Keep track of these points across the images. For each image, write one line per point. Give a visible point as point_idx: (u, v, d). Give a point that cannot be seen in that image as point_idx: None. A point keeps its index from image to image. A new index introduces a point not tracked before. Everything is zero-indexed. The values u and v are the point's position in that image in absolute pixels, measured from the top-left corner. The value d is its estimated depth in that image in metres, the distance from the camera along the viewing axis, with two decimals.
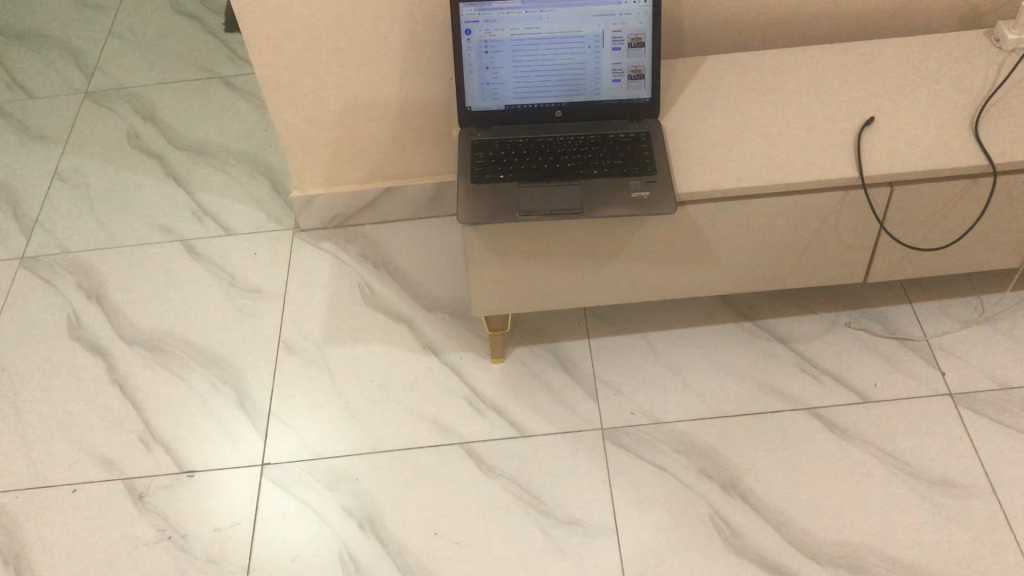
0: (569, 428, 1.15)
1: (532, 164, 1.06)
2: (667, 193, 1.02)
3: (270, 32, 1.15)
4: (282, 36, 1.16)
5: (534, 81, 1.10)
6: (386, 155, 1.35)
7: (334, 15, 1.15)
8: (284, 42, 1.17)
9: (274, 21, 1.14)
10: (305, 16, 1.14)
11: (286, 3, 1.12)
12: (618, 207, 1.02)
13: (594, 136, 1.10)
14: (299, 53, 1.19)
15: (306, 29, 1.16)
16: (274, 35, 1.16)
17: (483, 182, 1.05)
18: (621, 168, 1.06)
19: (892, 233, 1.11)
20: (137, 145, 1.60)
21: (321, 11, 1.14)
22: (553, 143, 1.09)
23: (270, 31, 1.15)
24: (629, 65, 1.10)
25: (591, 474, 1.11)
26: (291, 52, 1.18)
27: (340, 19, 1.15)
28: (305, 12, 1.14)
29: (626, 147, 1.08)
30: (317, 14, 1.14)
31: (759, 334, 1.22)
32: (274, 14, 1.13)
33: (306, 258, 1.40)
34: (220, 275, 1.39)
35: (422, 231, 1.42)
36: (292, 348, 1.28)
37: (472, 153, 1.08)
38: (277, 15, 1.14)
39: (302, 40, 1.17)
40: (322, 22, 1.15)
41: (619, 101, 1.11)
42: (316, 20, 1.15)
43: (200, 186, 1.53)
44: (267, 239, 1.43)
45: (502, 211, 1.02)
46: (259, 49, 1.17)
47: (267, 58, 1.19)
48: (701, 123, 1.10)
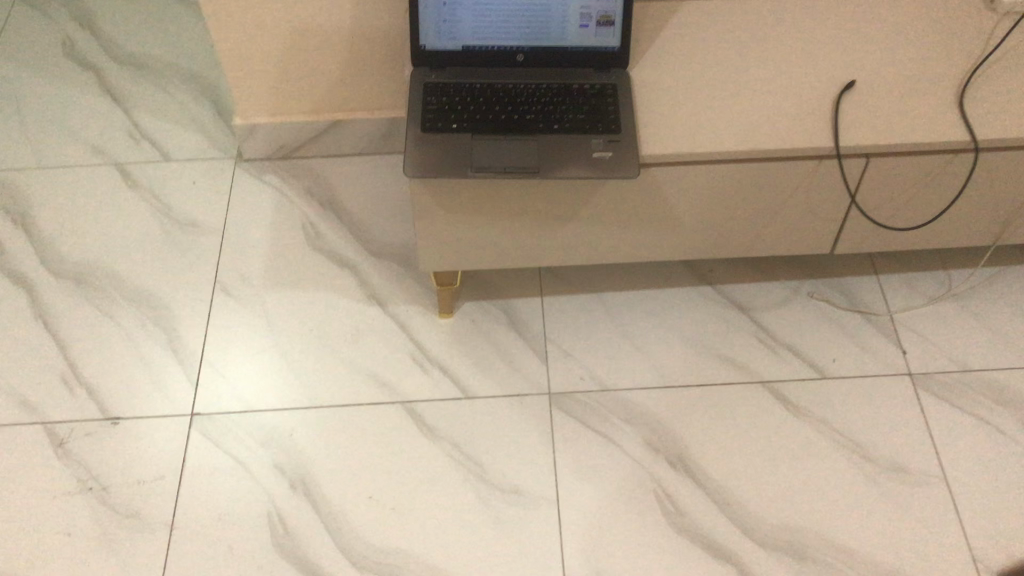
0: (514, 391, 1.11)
1: (487, 115, 0.99)
2: (631, 155, 0.96)
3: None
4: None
5: (496, 21, 1.01)
6: (337, 85, 1.26)
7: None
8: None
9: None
10: None
11: None
12: (577, 168, 0.95)
13: (556, 86, 1.02)
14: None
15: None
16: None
17: (434, 131, 0.97)
18: (584, 125, 0.98)
19: (863, 207, 1.06)
20: (71, 53, 1.49)
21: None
22: (512, 91, 1.01)
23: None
24: (599, 10, 1.01)
25: (535, 441, 1.07)
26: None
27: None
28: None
29: (591, 101, 1.00)
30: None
31: (718, 300, 1.18)
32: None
33: (248, 191, 1.32)
34: (154, 205, 1.31)
35: (375, 168, 1.34)
36: (229, 290, 1.22)
37: (423, 98, 1.00)
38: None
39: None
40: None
41: (586, 48, 1.03)
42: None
43: (137, 104, 1.42)
44: (207, 168, 1.35)
45: (453, 167, 0.95)
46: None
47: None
48: (672, 77, 1.03)
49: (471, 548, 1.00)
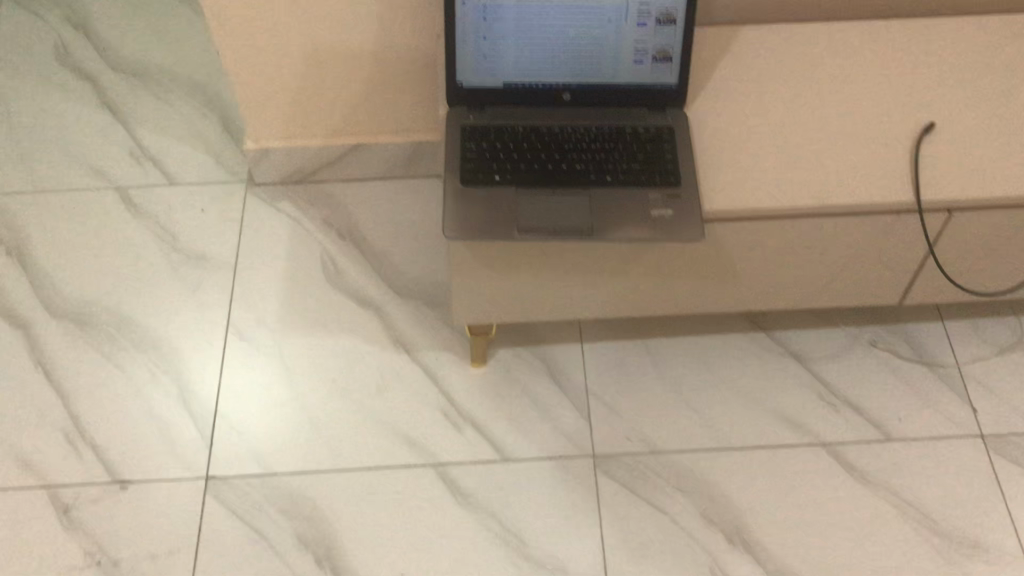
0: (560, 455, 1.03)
1: (533, 165, 0.89)
2: (693, 215, 0.86)
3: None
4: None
5: (540, 57, 0.91)
6: (359, 108, 1.16)
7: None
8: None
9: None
10: None
11: None
12: (635, 228, 0.86)
13: (608, 129, 0.92)
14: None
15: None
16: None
17: (475, 184, 0.88)
18: (640, 176, 0.89)
19: (940, 261, 0.97)
20: (65, 61, 1.38)
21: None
22: (559, 136, 0.91)
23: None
24: (654, 45, 0.91)
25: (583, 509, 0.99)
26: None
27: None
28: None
29: (647, 148, 0.91)
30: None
31: (774, 349, 1.10)
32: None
33: (262, 220, 1.22)
34: (160, 235, 1.21)
35: (398, 194, 1.24)
36: (245, 335, 1.13)
37: (461, 145, 0.90)
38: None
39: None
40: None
41: (640, 85, 0.93)
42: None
43: (138, 118, 1.32)
44: (216, 193, 1.25)
45: (497, 229, 0.86)
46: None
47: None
48: (734, 120, 0.94)
49: None
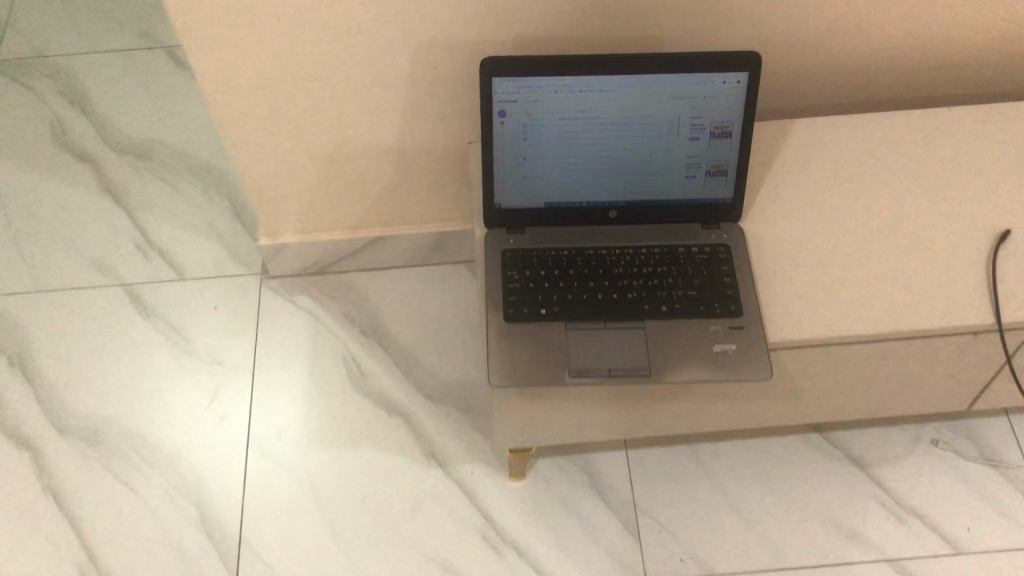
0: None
1: (581, 295, 0.82)
2: (760, 350, 0.79)
3: (237, 58, 0.87)
4: (251, 64, 0.88)
5: (584, 174, 0.85)
6: (379, 200, 1.09)
7: (323, 41, 0.87)
8: (255, 68, 0.89)
9: (243, 45, 0.86)
10: (278, 48, 0.87)
11: (254, 34, 0.85)
12: (697, 367, 0.79)
13: (659, 249, 0.85)
14: (275, 84, 0.91)
15: (287, 57, 0.88)
16: (244, 62, 0.88)
17: (520, 320, 0.81)
18: (698, 305, 0.82)
19: (1016, 372, 0.89)
20: (62, 141, 1.30)
21: (306, 37, 0.86)
22: (607, 259, 0.84)
23: (237, 58, 0.87)
24: (708, 160, 0.84)
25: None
26: (265, 83, 0.91)
27: (330, 44, 0.87)
28: (285, 37, 0.86)
29: (703, 271, 0.84)
30: (301, 40, 0.86)
31: (830, 452, 1.03)
32: (243, 40, 0.85)
33: (279, 317, 1.15)
34: (172, 338, 1.14)
35: (421, 284, 1.17)
36: (267, 450, 1.06)
37: (502, 274, 0.83)
38: (249, 41, 0.85)
39: (275, 72, 0.89)
40: (304, 51, 0.87)
41: (692, 200, 0.86)
42: (300, 47, 0.87)
43: (142, 205, 1.25)
44: (228, 289, 1.17)
45: (546, 372, 0.78)
46: (223, 80, 0.90)
47: (233, 91, 0.91)
48: (793, 232, 0.86)
49: None
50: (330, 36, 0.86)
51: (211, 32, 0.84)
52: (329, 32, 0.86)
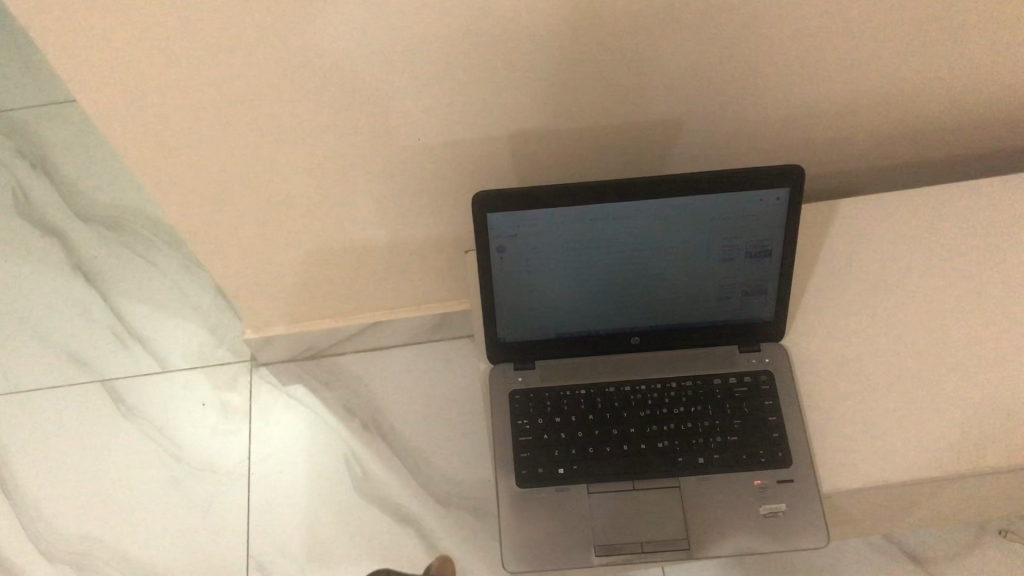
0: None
1: (604, 447, 0.72)
2: (815, 510, 0.69)
3: (193, 175, 0.76)
4: (207, 178, 0.76)
5: (601, 300, 0.73)
6: (371, 287, 0.98)
7: (290, 153, 0.75)
8: (219, 183, 0.77)
9: (198, 164, 0.74)
10: (237, 162, 0.75)
11: (205, 153, 0.73)
12: (742, 534, 0.69)
13: (691, 382, 0.74)
14: (237, 194, 0.80)
15: (250, 170, 0.76)
16: (201, 178, 0.76)
17: (535, 483, 0.71)
18: (740, 453, 0.71)
19: None
20: (26, 212, 1.19)
21: (268, 152, 0.74)
22: (633, 399, 0.73)
23: (191, 174, 0.75)
24: (744, 278, 0.72)
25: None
26: (226, 194, 0.79)
27: (301, 156, 0.75)
28: (246, 154, 0.74)
29: (743, 408, 0.73)
30: (261, 153, 0.74)
31: (880, 548, 0.94)
32: (195, 159, 0.73)
33: (272, 410, 1.06)
34: (158, 441, 1.05)
35: (425, 364, 1.07)
36: (267, 569, 0.97)
37: (512, 425, 0.73)
38: (203, 162, 0.74)
39: (237, 184, 0.78)
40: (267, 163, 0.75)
41: (727, 320, 0.75)
42: (264, 160, 0.76)
43: (118, 285, 1.14)
44: (216, 380, 1.08)
45: (569, 555, 0.69)
46: (183, 196, 0.78)
47: (191, 204, 0.80)
48: (843, 349, 0.75)
49: None
50: (297, 149, 0.75)
51: (164, 156, 0.72)
52: (296, 145, 0.74)
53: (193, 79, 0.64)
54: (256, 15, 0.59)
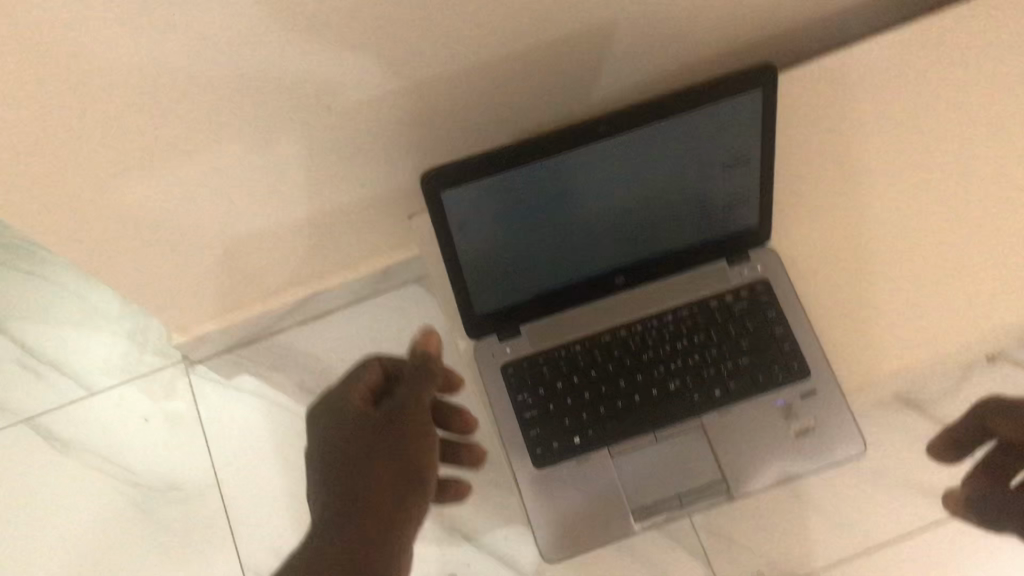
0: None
1: (615, 403, 0.66)
2: (845, 419, 0.66)
3: (80, 214, 0.65)
4: (96, 211, 0.65)
5: (577, 249, 0.66)
6: (300, 264, 0.88)
7: (185, 163, 0.64)
8: (104, 206, 0.65)
9: (81, 200, 0.63)
10: (123, 186, 0.64)
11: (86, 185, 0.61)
12: (776, 460, 0.66)
13: (688, 312, 0.68)
14: (135, 217, 0.69)
15: (143, 190, 0.65)
16: (89, 213, 0.65)
17: (553, 460, 0.66)
18: (755, 376, 0.67)
19: None
20: None
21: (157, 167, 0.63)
22: (631, 344, 0.68)
23: (76, 211, 0.64)
24: (725, 191, 0.65)
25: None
26: (122, 220, 0.68)
27: (193, 159, 0.63)
28: (132, 175, 0.63)
29: (748, 327, 0.68)
30: (150, 169, 0.63)
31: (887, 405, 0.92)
32: (75, 195, 0.62)
33: (224, 409, 0.97)
34: (110, 471, 0.95)
35: (376, 323, 0.99)
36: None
37: (513, 402, 0.67)
38: (85, 195, 0.62)
39: (130, 206, 0.67)
40: (158, 177, 0.64)
41: (712, 237, 0.68)
42: (156, 177, 0.65)
43: (9, 309, 1.02)
44: (151, 390, 0.98)
45: (607, 528, 0.66)
46: (75, 232, 0.67)
47: (84, 240, 0.69)
48: (837, 238, 0.69)
49: None
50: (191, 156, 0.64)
51: (28, 192, 0.60)
52: (186, 151, 0.63)
53: (42, 99, 0.52)
54: (100, 11, 0.47)
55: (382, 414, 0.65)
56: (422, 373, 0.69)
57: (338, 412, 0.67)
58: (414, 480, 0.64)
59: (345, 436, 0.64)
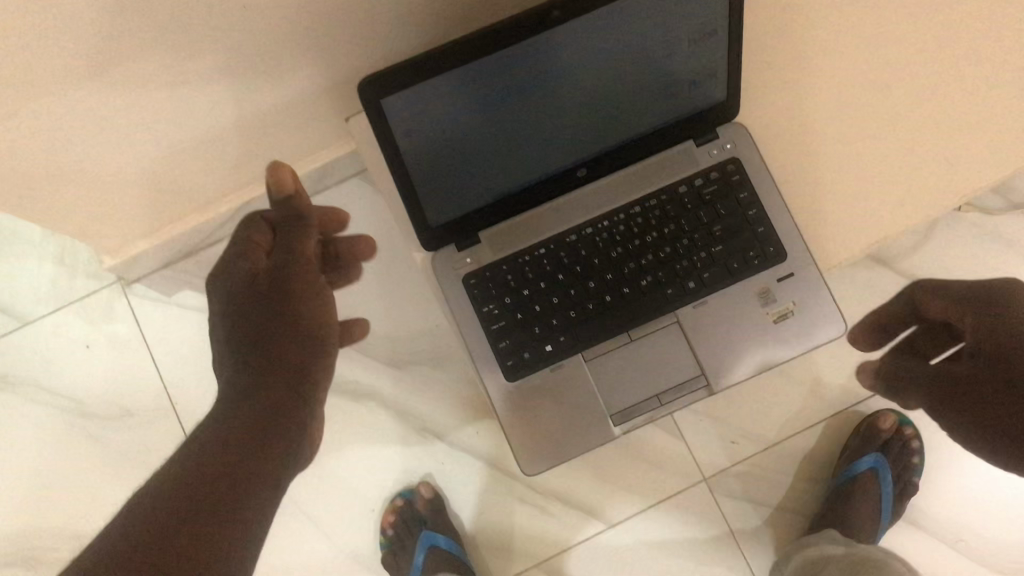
0: (897, 426, 0.89)
1: (586, 306, 0.64)
2: (823, 299, 0.65)
3: None
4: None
5: (533, 143, 0.60)
6: (233, 172, 0.80)
7: (88, 89, 0.56)
8: (2, 143, 0.57)
9: None
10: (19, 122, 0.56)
11: None
12: (754, 348, 0.65)
13: (656, 202, 0.64)
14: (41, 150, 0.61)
15: (45, 123, 0.57)
16: None
17: (527, 371, 0.64)
18: (729, 262, 0.64)
19: None
20: None
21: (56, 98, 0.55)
22: (598, 241, 0.64)
23: None
24: (691, 68, 0.59)
25: (759, 565, 0.88)
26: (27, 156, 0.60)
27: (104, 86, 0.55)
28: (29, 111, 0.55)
29: (719, 211, 0.64)
30: (49, 101, 0.55)
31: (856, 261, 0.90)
32: None
33: (172, 327, 0.92)
34: (53, 400, 0.91)
35: None
36: None
37: (479, 315, 0.63)
38: None
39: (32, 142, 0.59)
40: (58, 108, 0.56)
41: (678, 117, 0.63)
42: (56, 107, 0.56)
43: None
44: (90, 315, 0.92)
45: (592, 434, 0.66)
46: None
47: None
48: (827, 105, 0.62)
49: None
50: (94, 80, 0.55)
51: None
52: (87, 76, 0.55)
53: None
54: None
55: (274, 266, 0.59)
56: (294, 221, 0.61)
57: (224, 335, 0.59)
58: (300, 380, 0.57)
59: (239, 392, 0.55)
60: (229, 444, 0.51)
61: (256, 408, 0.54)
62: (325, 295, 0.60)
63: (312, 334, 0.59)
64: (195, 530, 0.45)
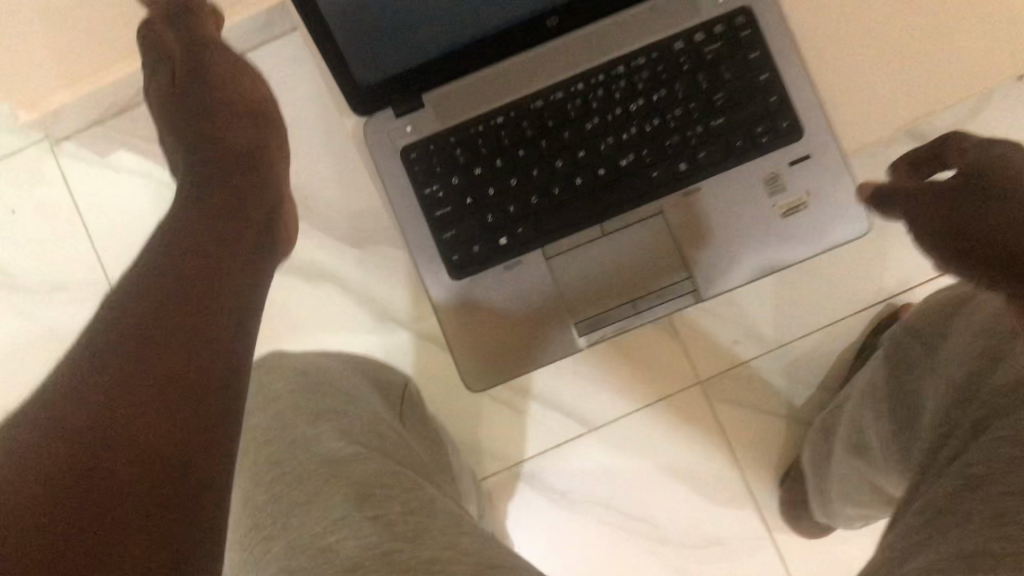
0: None
1: (551, 189, 0.56)
2: (838, 192, 0.56)
3: None
4: None
5: None
6: None
7: None
8: None
9: None
10: None
11: None
12: (751, 248, 0.57)
13: (645, 63, 0.55)
14: None
15: None
16: None
17: (482, 264, 0.56)
18: (725, 139, 0.55)
19: None
20: None
21: None
22: (571, 113, 0.55)
23: None
24: None
25: (757, 478, 0.79)
26: None
27: None
28: None
29: (717, 79, 0.54)
30: None
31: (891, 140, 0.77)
32: None
33: (107, 193, 0.81)
34: None
35: None
36: None
37: (418, 198, 0.56)
38: None
39: None
40: None
41: None
42: None
43: None
44: (17, 178, 0.82)
45: (554, 344, 0.59)
46: None
47: None
48: None
49: (689, 490, 0.79)
50: None
51: None
52: None
53: None
54: None
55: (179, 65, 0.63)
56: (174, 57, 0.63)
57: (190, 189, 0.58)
58: (261, 243, 0.56)
59: (161, 248, 0.49)
60: (174, 281, 0.46)
61: (185, 260, 0.48)
62: (256, 105, 0.66)
63: (250, 187, 0.60)
64: (168, 380, 0.40)
